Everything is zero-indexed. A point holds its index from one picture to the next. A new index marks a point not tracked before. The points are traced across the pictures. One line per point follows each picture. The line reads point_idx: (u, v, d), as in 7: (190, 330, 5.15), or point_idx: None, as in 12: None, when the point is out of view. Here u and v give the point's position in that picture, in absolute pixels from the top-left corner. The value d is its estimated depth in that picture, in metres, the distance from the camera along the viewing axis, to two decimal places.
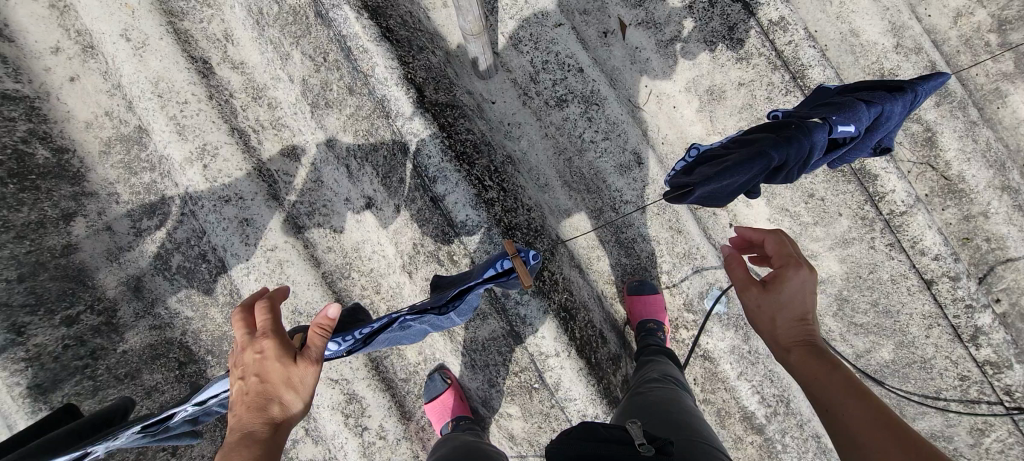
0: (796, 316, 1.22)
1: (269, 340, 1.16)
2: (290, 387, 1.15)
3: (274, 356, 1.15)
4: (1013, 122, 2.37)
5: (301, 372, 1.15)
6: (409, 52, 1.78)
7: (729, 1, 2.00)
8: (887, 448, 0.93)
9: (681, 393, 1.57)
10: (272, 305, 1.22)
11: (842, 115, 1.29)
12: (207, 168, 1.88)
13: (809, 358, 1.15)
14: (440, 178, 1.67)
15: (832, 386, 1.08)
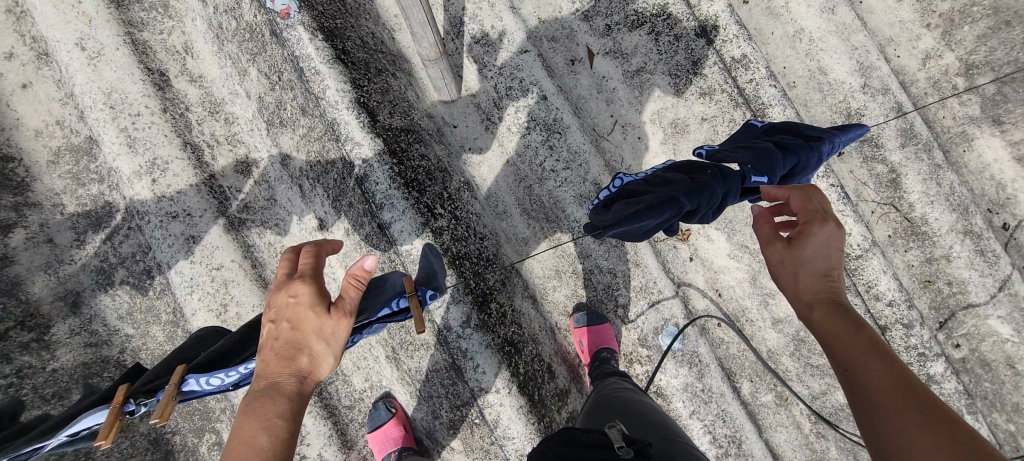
0: (820, 275, 1.20)
1: (300, 290, 1.12)
2: (320, 340, 1.10)
3: (304, 308, 1.10)
4: (979, 165, 2.36)
5: (331, 326, 1.10)
6: (365, 75, 1.75)
7: (693, 37, 2.03)
8: (902, 408, 0.94)
9: (647, 400, 1.65)
10: (309, 254, 1.18)
11: (754, 166, 1.38)
12: (155, 183, 1.85)
13: (834, 317, 1.14)
14: (387, 205, 1.65)
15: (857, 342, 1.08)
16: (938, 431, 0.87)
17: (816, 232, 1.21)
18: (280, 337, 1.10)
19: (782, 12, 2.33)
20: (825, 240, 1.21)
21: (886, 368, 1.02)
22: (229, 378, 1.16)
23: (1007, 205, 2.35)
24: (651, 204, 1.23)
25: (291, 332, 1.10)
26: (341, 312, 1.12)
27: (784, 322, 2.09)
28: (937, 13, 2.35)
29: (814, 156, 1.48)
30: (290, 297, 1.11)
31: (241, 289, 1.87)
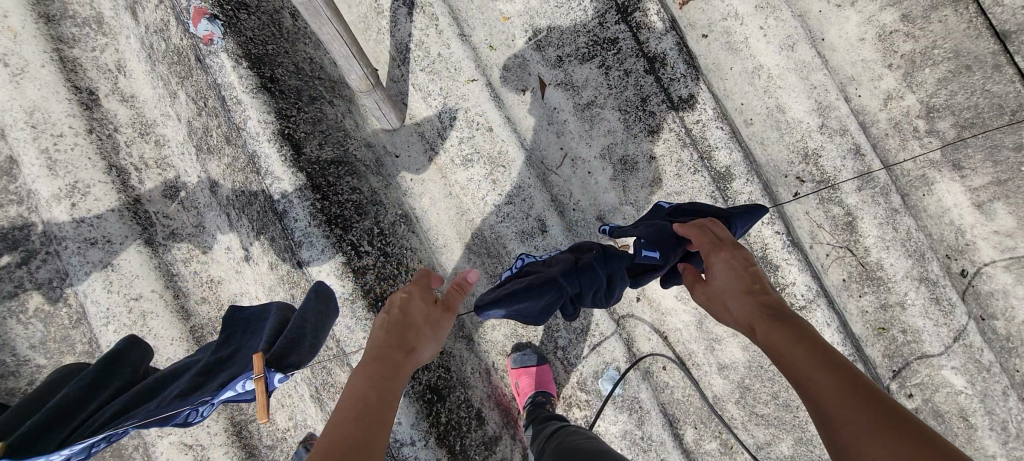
0: (743, 293, 1.16)
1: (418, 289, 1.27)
2: (431, 324, 1.20)
3: (419, 299, 1.24)
4: (938, 210, 2.31)
5: (443, 316, 1.23)
6: (294, 104, 1.69)
7: (643, 73, 1.98)
8: (855, 419, 0.84)
9: (607, 447, 1.46)
10: (425, 271, 1.36)
11: (646, 240, 1.41)
12: (75, 208, 1.77)
13: (772, 328, 1.05)
14: (306, 243, 1.58)
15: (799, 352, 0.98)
16: (908, 447, 0.78)
17: (722, 261, 1.25)
18: (393, 317, 1.18)
19: (741, 47, 2.29)
20: (736, 263, 1.23)
21: (832, 378, 0.92)
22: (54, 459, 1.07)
23: (966, 252, 2.29)
24: (528, 285, 1.36)
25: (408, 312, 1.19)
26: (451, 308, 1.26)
27: (730, 368, 2.02)
28: (899, 53, 2.28)
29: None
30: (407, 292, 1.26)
31: (160, 321, 1.81)
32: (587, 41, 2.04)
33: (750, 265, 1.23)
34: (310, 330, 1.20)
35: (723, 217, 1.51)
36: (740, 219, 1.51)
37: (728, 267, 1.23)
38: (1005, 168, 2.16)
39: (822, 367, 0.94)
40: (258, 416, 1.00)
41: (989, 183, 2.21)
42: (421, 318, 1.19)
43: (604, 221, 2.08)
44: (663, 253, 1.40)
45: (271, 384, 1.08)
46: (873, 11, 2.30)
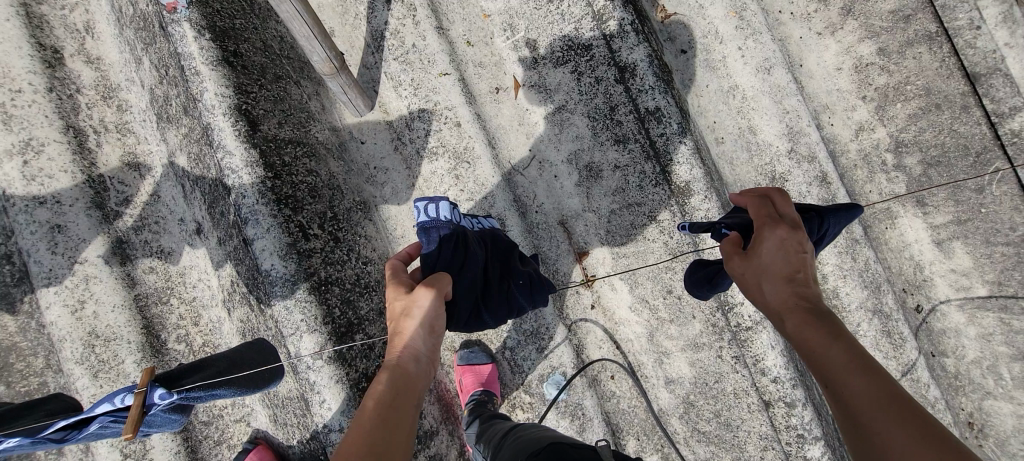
0: (780, 277, 1.18)
1: (395, 278, 1.42)
2: (411, 307, 1.31)
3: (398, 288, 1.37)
4: (899, 244, 2.32)
5: (419, 296, 1.31)
6: (255, 80, 1.68)
7: (613, 82, 1.98)
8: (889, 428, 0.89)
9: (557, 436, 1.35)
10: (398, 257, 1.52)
11: (726, 223, 1.46)
12: (26, 165, 1.75)
13: (806, 322, 1.09)
14: (251, 220, 1.57)
15: (834, 351, 1.02)
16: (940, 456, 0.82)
17: (771, 239, 1.21)
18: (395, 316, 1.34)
19: (719, 66, 2.31)
20: (781, 251, 1.19)
21: (865, 382, 0.96)
22: None
23: (923, 288, 2.31)
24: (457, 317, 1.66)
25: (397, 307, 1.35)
26: (433, 287, 1.33)
27: (676, 383, 2.01)
28: (874, 86, 2.31)
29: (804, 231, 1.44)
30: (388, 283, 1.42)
31: (102, 287, 1.79)
32: (562, 44, 2.04)
33: (799, 245, 1.20)
34: (223, 365, 1.38)
35: (818, 212, 1.47)
36: (837, 216, 1.46)
37: (772, 248, 1.20)
38: (966, 207, 2.19)
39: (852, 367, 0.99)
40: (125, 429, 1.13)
41: (949, 221, 2.23)
42: (403, 306, 1.32)
43: (565, 226, 2.08)
44: (745, 236, 1.41)
45: (154, 400, 1.24)
46: (851, 42, 2.33)
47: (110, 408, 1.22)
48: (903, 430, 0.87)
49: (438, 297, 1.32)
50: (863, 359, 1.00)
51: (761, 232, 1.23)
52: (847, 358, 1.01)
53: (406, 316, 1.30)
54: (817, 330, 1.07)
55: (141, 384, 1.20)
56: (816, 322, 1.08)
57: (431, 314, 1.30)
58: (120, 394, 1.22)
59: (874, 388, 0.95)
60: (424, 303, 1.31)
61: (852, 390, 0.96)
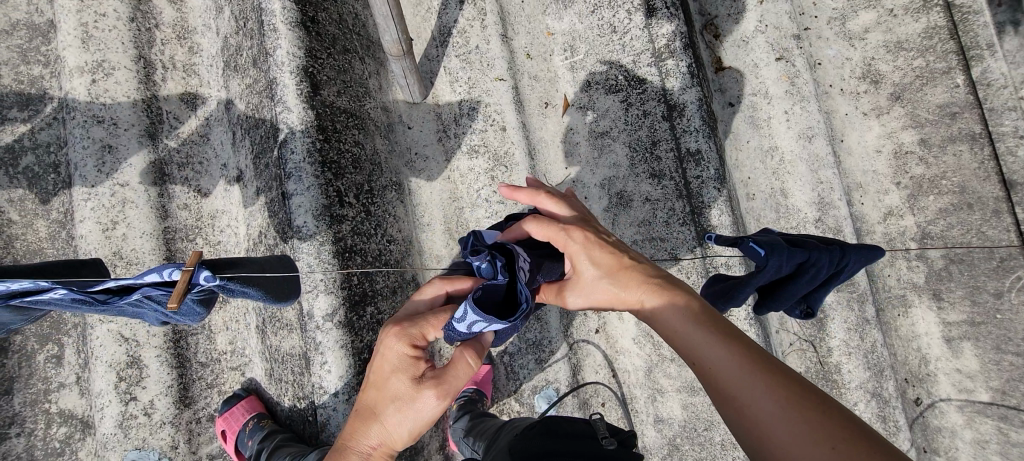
0: (619, 270, 1.24)
1: (407, 356, 1.28)
2: (407, 408, 1.26)
3: (404, 375, 1.27)
4: (909, 334, 2.32)
5: (422, 401, 1.26)
6: (325, 47, 1.76)
7: (660, 118, 2.03)
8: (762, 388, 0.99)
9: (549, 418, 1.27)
10: (423, 325, 1.30)
11: (755, 239, 1.38)
12: (93, 84, 1.83)
13: (664, 303, 1.16)
14: (294, 176, 1.63)
15: (694, 328, 1.09)
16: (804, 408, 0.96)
17: (580, 250, 1.29)
18: (376, 391, 1.30)
19: (763, 124, 2.36)
20: (598, 249, 1.28)
21: (732, 347, 1.06)
22: None
23: (925, 381, 2.29)
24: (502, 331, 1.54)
25: (390, 390, 1.28)
26: (444, 394, 1.27)
27: (665, 423, 2.00)
28: (910, 174, 2.33)
29: (828, 258, 1.38)
30: (394, 354, 1.28)
31: (136, 212, 1.83)
32: (617, 74, 2.10)
33: (603, 242, 1.30)
34: (258, 265, 1.35)
35: (840, 244, 1.45)
36: (857, 250, 1.45)
37: (584, 252, 1.28)
38: (981, 309, 2.19)
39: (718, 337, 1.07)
40: (169, 301, 1.10)
41: (962, 321, 2.23)
42: (401, 403, 1.26)
43: None
44: (773, 252, 1.34)
45: (197, 280, 1.21)
46: (895, 127, 2.36)
47: (157, 280, 1.16)
48: (779, 394, 0.97)
49: (442, 404, 1.27)
50: (723, 328, 1.10)
51: (569, 248, 1.31)
52: (712, 333, 1.08)
53: (399, 414, 1.27)
54: (677, 309, 1.14)
55: (190, 265, 1.17)
56: (672, 300, 1.16)
57: (428, 420, 1.27)
58: (166, 269, 1.17)
59: (739, 354, 1.05)
60: (427, 408, 1.26)
61: (726, 359, 1.04)
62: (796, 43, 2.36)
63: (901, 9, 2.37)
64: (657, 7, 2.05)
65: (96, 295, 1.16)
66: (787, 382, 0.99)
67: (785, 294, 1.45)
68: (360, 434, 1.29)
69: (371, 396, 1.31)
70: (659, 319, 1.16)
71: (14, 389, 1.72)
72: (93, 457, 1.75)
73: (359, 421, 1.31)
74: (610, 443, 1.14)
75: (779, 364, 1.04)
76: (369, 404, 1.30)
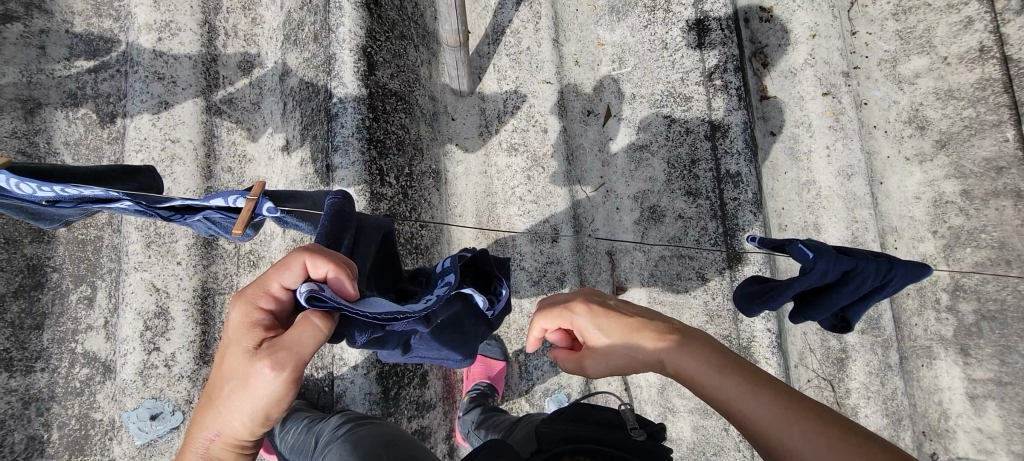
0: (633, 336, 1.16)
1: (241, 324, 1.03)
2: (241, 388, 0.99)
3: (239, 349, 1.01)
4: (932, 387, 2.22)
5: (255, 378, 0.99)
6: (385, 31, 1.82)
7: (702, 136, 2.03)
8: (807, 429, 0.95)
9: (579, 401, 1.25)
10: (264, 283, 1.06)
11: (805, 240, 1.29)
12: (160, 42, 1.90)
13: (687, 360, 1.10)
14: (342, 150, 1.68)
15: (719, 378, 1.06)
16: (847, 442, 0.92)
17: (587, 324, 1.19)
18: (213, 372, 1.06)
19: (803, 157, 2.33)
20: (605, 316, 1.19)
21: (769, 396, 1.01)
22: (61, 193, 1.15)
23: (943, 437, 2.19)
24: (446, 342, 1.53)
25: (226, 368, 1.02)
26: (283, 369, 0.98)
27: (672, 443, 1.98)
28: (948, 224, 2.25)
29: (875, 269, 1.31)
30: (228, 324, 1.04)
31: (182, 169, 1.87)
32: (663, 89, 2.11)
33: (607, 308, 1.21)
34: (311, 200, 1.36)
35: (889, 256, 1.37)
36: (906, 267, 1.37)
37: (592, 320, 1.19)
38: (1010, 370, 2.09)
39: (745, 381, 1.04)
40: (235, 227, 1.13)
41: (990, 380, 2.13)
42: (237, 382, 1.00)
43: (612, 257, 2.12)
44: (822, 256, 1.26)
45: (260, 211, 1.23)
46: (937, 175, 2.29)
47: (223, 205, 1.20)
48: (822, 431, 0.94)
49: (282, 380, 0.98)
50: (753, 374, 1.06)
51: (574, 322, 1.21)
52: (745, 383, 1.04)
53: (236, 396, 1.00)
54: (703, 361, 1.09)
55: (254, 194, 1.17)
56: (695, 356, 1.10)
57: (270, 401, 0.99)
58: (232, 195, 1.19)
59: (771, 398, 1.01)
60: (263, 386, 0.99)
61: (765, 411, 0.99)
62: (845, 80, 2.35)
63: (955, 58, 2.32)
64: (710, 28, 2.07)
65: (162, 211, 1.22)
66: (828, 420, 0.96)
67: (823, 303, 1.39)
68: (204, 425, 1.04)
69: (212, 377, 1.05)
70: (684, 376, 1.10)
71: (44, 326, 1.75)
72: (111, 402, 1.78)
73: (203, 410, 1.06)
74: (638, 435, 1.14)
75: (812, 401, 1.01)
76: (209, 388, 1.05)
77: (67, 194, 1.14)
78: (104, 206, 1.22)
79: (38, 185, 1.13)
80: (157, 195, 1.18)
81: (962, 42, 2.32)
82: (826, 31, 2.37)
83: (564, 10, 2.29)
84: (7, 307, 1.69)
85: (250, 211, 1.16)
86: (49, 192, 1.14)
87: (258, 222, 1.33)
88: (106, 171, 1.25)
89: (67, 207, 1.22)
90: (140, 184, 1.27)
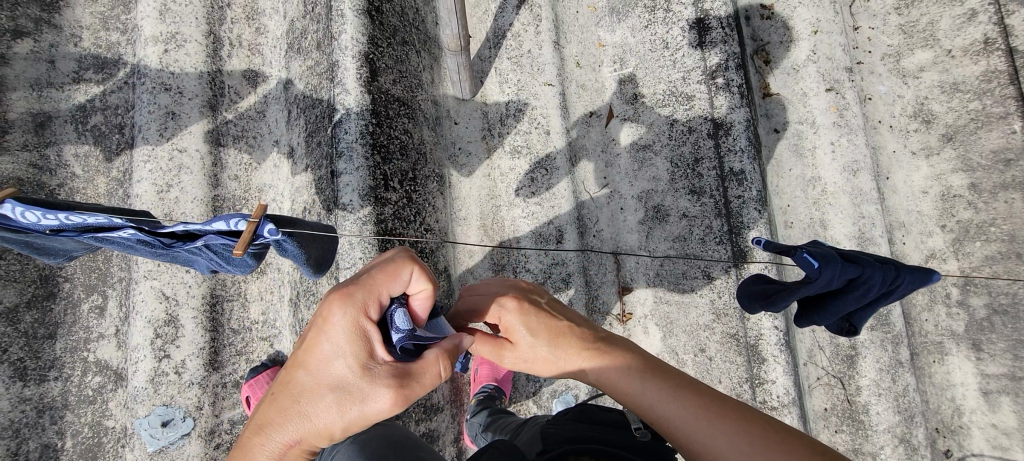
0: (560, 342, 1.24)
1: (352, 335, 1.05)
2: (352, 400, 1.06)
3: (353, 360, 1.06)
4: (944, 383, 2.19)
5: (372, 396, 1.05)
6: (386, 38, 1.84)
7: (704, 135, 2.03)
8: (724, 430, 1.06)
9: (585, 403, 1.25)
10: (375, 294, 1.06)
11: (809, 249, 1.30)
12: (166, 53, 1.93)
13: (610, 368, 1.21)
14: (346, 156, 1.70)
15: (639, 386, 1.17)
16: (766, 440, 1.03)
17: (517, 325, 1.25)
18: (312, 367, 1.08)
19: (808, 154, 2.32)
20: (534, 316, 1.25)
21: (689, 401, 1.12)
22: (65, 221, 1.17)
23: (957, 434, 2.15)
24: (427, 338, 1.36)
25: (335, 373, 1.06)
26: (401, 396, 1.05)
27: None
28: (956, 218, 2.23)
29: (882, 278, 1.30)
30: (336, 329, 1.05)
31: (190, 178, 1.90)
32: (665, 88, 2.12)
33: (538, 308, 1.28)
34: (309, 228, 1.38)
35: (897, 264, 1.37)
36: (913, 273, 1.36)
37: (518, 317, 1.25)
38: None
39: (662, 387, 1.15)
40: (236, 248, 1.14)
41: (1003, 374, 2.10)
42: (346, 393, 1.06)
43: (617, 258, 2.12)
44: (827, 265, 1.26)
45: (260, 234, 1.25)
46: (944, 169, 2.27)
47: (223, 228, 1.21)
48: (739, 431, 1.05)
49: (396, 405, 1.06)
50: (671, 380, 1.17)
51: (501, 316, 1.26)
52: (663, 389, 1.15)
53: (343, 404, 1.06)
54: (622, 369, 1.20)
55: (255, 216, 1.19)
56: (616, 363, 1.22)
57: (377, 418, 1.07)
58: (233, 218, 1.21)
59: (689, 403, 1.12)
60: (377, 406, 1.05)
61: (682, 417, 1.10)
62: (848, 75, 2.34)
63: (960, 50, 2.31)
64: (711, 27, 2.07)
65: (163, 238, 1.23)
66: (746, 419, 1.07)
67: (829, 311, 1.39)
68: (299, 415, 1.10)
69: (307, 372, 1.09)
70: (607, 384, 1.21)
71: (57, 335, 1.77)
72: (123, 409, 1.81)
73: (292, 396, 1.10)
74: (643, 435, 1.13)
75: (729, 401, 1.12)
76: (304, 381, 1.09)
77: (72, 222, 1.16)
78: (106, 236, 1.24)
79: (44, 213, 1.14)
80: (159, 223, 1.20)
81: (966, 34, 2.30)
82: (828, 27, 2.37)
83: (565, 12, 2.30)
84: (21, 317, 1.72)
85: (252, 232, 1.17)
86: (53, 220, 1.16)
87: (257, 248, 1.35)
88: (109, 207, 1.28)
89: (70, 237, 1.22)
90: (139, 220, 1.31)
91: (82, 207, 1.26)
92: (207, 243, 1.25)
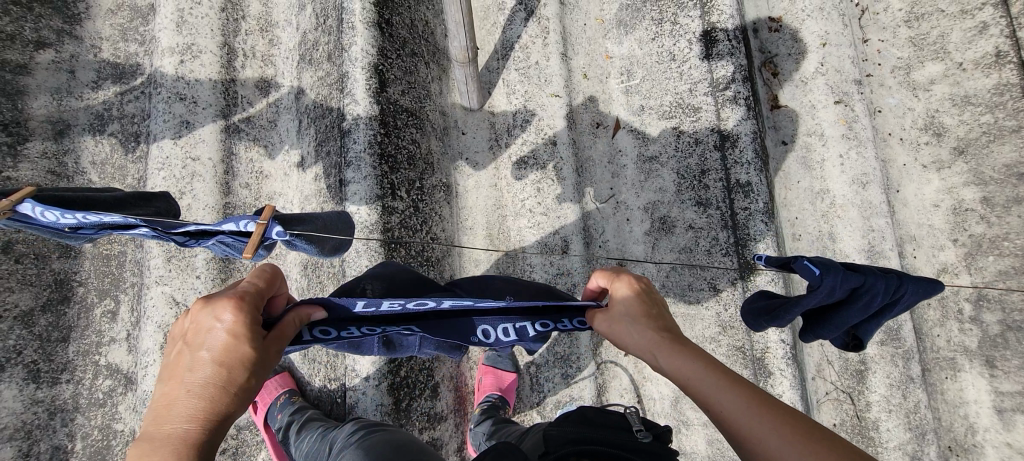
0: (644, 320, 1.15)
1: (241, 318, 0.95)
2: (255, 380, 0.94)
3: (233, 351, 0.93)
4: (957, 400, 2.15)
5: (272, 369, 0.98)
6: (396, 49, 1.87)
7: (710, 148, 2.03)
8: (783, 440, 0.91)
9: (583, 406, 1.25)
10: (252, 285, 1.01)
11: (809, 256, 1.27)
12: (182, 64, 1.97)
13: (681, 359, 1.08)
14: (354, 165, 1.72)
15: (705, 379, 1.03)
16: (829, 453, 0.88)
17: (621, 291, 1.21)
18: (197, 376, 0.90)
19: (816, 166, 2.31)
20: (638, 292, 1.20)
21: (751, 404, 0.98)
22: (81, 221, 1.16)
23: (971, 452, 2.10)
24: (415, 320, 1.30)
25: (230, 361, 0.92)
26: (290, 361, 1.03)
27: (688, 456, 1.96)
28: (969, 232, 2.20)
29: (885, 287, 1.27)
30: (216, 332, 0.93)
31: (202, 185, 1.93)
32: (672, 100, 2.13)
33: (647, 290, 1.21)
34: (320, 223, 1.39)
35: (899, 273, 1.33)
36: (917, 283, 1.32)
37: (626, 289, 1.20)
38: None
39: (728, 384, 1.01)
40: (246, 251, 1.12)
41: (1018, 392, 2.05)
42: (243, 378, 0.93)
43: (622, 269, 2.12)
44: (828, 272, 1.24)
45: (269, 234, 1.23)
46: (956, 183, 2.24)
47: (234, 229, 1.20)
48: (802, 445, 0.90)
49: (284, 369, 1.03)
50: (741, 381, 1.02)
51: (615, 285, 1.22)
52: (734, 394, 1.00)
53: (231, 402, 0.91)
54: (694, 363, 1.06)
55: (263, 219, 1.17)
56: (690, 356, 1.07)
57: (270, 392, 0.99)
58: (243, 220, 1.19)
59: (753, 406, 0.97)
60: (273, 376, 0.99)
61: (743, 416, 0.97)
62: (857, 88, 2.32)
63: (971, 63, 2.29)
64: (718, 40, 2.08)
65: (176, 236, 1.22)
66: (814, 433, 0.92)
67: (834, 323, 1.35)
68: (187, 425, 0.86)
69: (174, 391, 0.89)
70: (676, 378, 1.07)
71: (70, 338, 1.80)
72: (132, 413, 1.83)
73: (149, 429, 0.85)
74: (644, 436, 1.12)
75: (800, 415, 0.95)
76: (168, 404, 0.88)
77: (88, 223, 1.15)
78: (121, 231, 1.23)
79: (61, 214, 1.13)
80: (172, 222, 1.18)
81: (977, 47, 2.28)
82: (836, 39, 2.37)
83: (572, 24, 2.32)
84: (35, 321, 1.75)
85: (260, 235, 1.16)
86: (71, 219, 1.15)
87: (267, 245, 1.34)
88: (126, 196, 1.33)
89: (86, 233, 1.23)
90: (156, 209, 1.37)
91: (97, 203, 1.26)
92: (219, 242, 1.25)
